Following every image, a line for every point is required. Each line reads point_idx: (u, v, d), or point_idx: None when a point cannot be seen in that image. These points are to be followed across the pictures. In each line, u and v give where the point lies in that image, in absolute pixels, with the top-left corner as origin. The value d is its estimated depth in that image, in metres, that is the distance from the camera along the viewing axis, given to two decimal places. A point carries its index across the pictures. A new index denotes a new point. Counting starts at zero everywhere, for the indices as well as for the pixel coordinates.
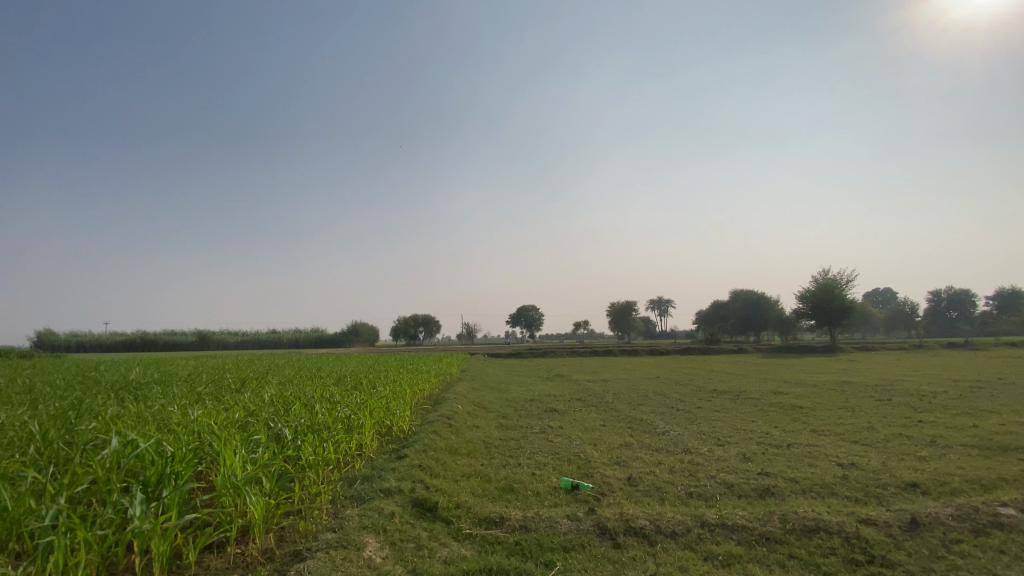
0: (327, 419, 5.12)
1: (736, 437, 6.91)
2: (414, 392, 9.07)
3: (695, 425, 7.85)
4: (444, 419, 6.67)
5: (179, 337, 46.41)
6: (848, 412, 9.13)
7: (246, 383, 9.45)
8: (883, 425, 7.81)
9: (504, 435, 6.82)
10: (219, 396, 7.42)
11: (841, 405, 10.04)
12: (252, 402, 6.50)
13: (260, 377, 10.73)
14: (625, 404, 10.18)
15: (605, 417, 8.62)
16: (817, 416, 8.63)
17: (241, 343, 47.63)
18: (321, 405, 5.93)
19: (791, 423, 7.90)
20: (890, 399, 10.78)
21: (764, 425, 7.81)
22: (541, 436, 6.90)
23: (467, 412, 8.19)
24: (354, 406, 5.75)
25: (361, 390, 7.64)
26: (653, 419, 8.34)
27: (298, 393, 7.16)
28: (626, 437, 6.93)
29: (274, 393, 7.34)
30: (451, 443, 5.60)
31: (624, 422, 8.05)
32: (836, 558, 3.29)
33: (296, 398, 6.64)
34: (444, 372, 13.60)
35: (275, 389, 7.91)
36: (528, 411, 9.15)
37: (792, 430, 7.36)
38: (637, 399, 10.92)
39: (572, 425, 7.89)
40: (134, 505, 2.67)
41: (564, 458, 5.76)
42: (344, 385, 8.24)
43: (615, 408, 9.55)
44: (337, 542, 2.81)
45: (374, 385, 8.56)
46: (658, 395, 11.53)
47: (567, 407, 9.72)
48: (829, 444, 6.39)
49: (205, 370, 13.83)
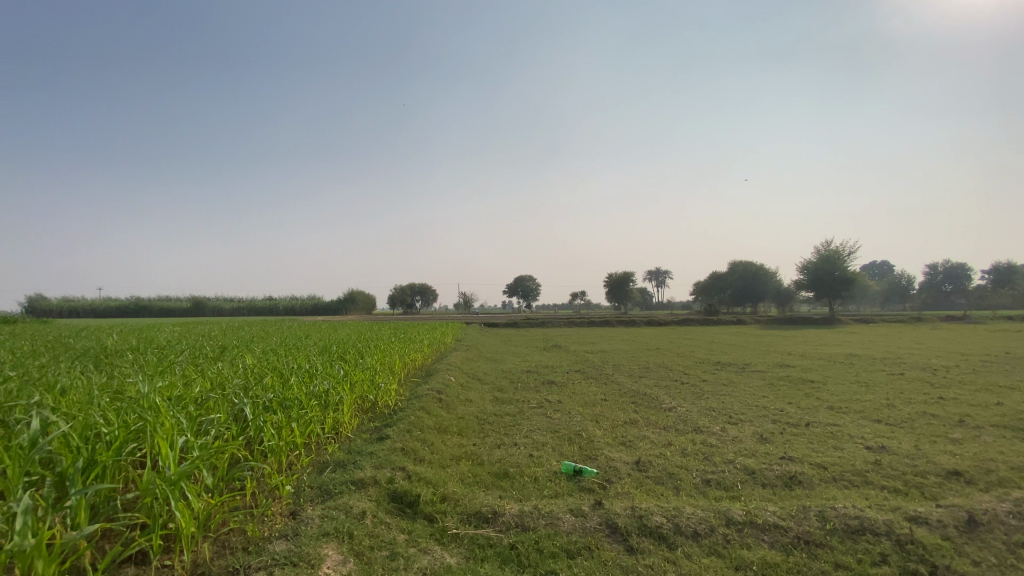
0: (301, 394, 4.57)
1: (750, 414, 6.41)
2: (403, 363, 8.51)
3: (703, 400, 7.36)
4: (434, 392, 6.13)
5: (173, 303, 45.84)
6: (862, 386, 8.67)
7: (225, 351, 8.88)
8: (903, 402, 7.33)
9: (498, 410, 6.29)
10: (192, 367, 6.88)
11: (853, 378, 9.59)
12: (225, 374, 5.95)
13: (242, 346, 10.15)
14: (627, 376, 9.67)
15: (606, 390, 8.13)
16: (831, 391, 8.16)
17: (235, 310, 46.99)
18: (297, 377, 5.38)
19: (805, 399, 7.41)
20: (902, 373, 10.35)
21: (777, 401, 7.33)
22: (538, 411, 6.39)
23: (459, 384, 7.66)
24: (334, 378, 5.20)
25: (346, 361, 7.08)
26: (658, 393, 7.84)
27: (276, 364, 6.58)
28: (631, 413, 6.42)
29: (251, 363, 6.78)
30: (441, 421, 5.06)
31: (627, 397, 7.55)
32: (890, 569, 2.79)
33: (272, 369, 6.09)
34: (437, 342, 13.07)
35: (254, 358, 7.35)
36: (525, 383, 8.64)
37: (808, 406, 6.87)
38: (639, 371, 10.45)
39: (572, 399, 7.39)
40: (18, 510, 2.12)
41: (564, 436, 5.25)
42: (330, 355, 7.67)
43: (616, 381, 9.04)
44: (286, 556, 2.28)
45: (359, 355, 7.98)
46: (660, 367, 11.03)
47: (565, 379, 9.22)
48: (851, 424, 5.90)
49: (187, 337, 13.23)
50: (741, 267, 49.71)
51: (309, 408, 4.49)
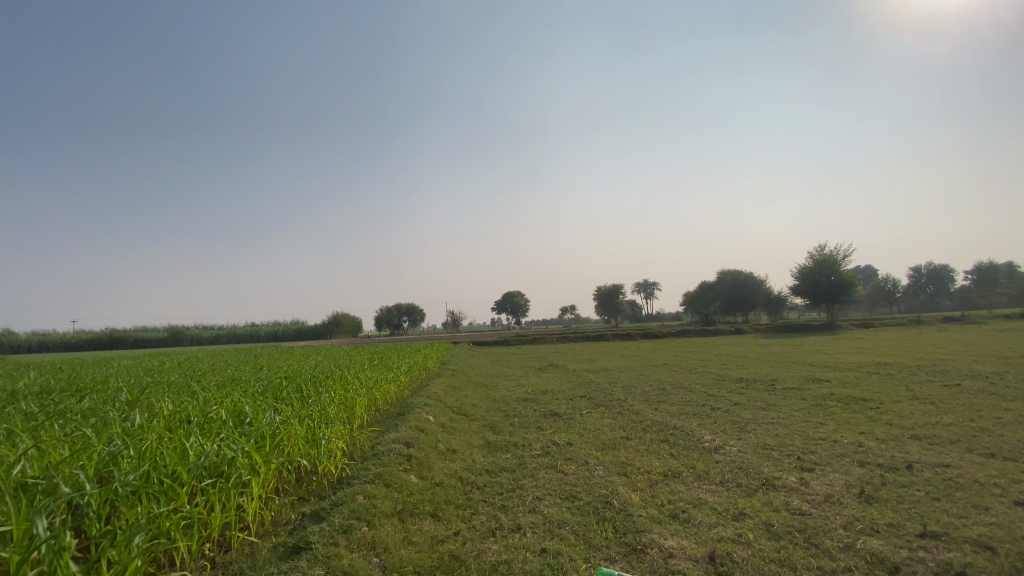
0: (181, 475, 2.96)
1: (822, 455, 4.88)
2: (371, 400, 6.84)
3: (749, 432, 5.84)
4: (402, 444, 4.51)
5: (149, 333, 43.61)
6: (928, 404, 7.18)
7: (154, 394, 7.17)
8: (996, 422, 5.84)
9: (491, 464, 4.69)
10: (83, 419, 5.17)
11: (906, 394, 8.11)
12: (113, 430, 4.29)
13: (182, 384, 8.45)
14: (643, 402, 8.09)
15: (624, 423, 6.57)
16: (895, 412, 6.67)
17: (215, 340, 44.66)
18: (198, 438, 3.74)
19: (874, 427, 5.88)
20: (958, 383, 8.87)
21: (840, 429, 5.82)
22: (544, 463, 4.77)
23: (440, 425, 6.02)
24: (246, 441, 3.59)
25: (289, 406, 5.40)
26: (690, 425, 6.26)
27: (190, 412, 4.89)
28: (668, 460, 4.86)
29: (160, 412, 5.09)
30: (407, 498, 3.44)
31: (652, 432, 5.98)
32: None
33: (178, 423, 4.42)
34: (418, 368, 11.37)
35: (174, 404, 5.68)
36: (522, 418, 7.03)
37: (887, 438, 5.34)
38: (655, 394, 8.92)
39: (584, 438, 5.81)
40: None
41: (587, 508, 3.66)
42: (272, 397, 6.00)
43: (633, 410, 7.45)
44: None
45: (312, 393, 6.29)
46: (676, 388, 9.48)
47: (570, 409, 7.64)
48: (965, 464, 4.35)
49: (127, 373, 11.34)
50: (730, 276, 48.65)
51: (192, 501, 2.89)
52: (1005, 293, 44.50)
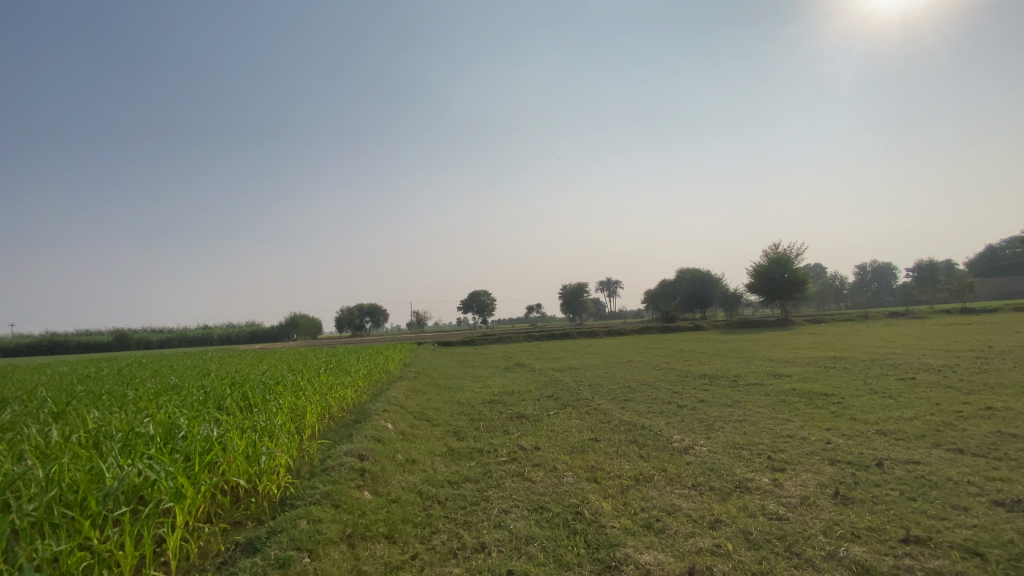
0: (88, 502, 2.52)
1: (792, 454, 4.83)
2: (324, 407, 6.38)
3: (719, 430, 5.76)
4: (355, 457, 4.13)
5: (88, 336, 40.72)
6: (888, 398, 7.34)
7: (79, 404, 6.49)
8: (954, 416, 5.97)
9: (454, 475, 4.36)
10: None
11: (865, 388, 8.29)
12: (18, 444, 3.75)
13: (114, 392, 7.72)
14: (610, 401, 7.93)
15: (593, 423, 6.38)
16: (858, 407, 6.77)
17: (163, 343, 42.25)
18: (116, 455, 3.27)
19: (840, 424, 5.92)
20: (912, 377, 9.16)
21: (808, 426, 5.83)
22: (510, 471, 4.48)
23: (399, 433, 5.64)
24: (172, 462, 3.15)
25: (231, 416, 4.92)
26: (659, 425, 6.12)
27: (113, 424, 4.36)
28: (639, 462, 4.69)
29: (79, 425, 4.52)
30: (358, 519, 3.09)
31: (621, 432, 5.82)
32: None
33: (97, 437, 3.91)
34: (378, 370, 10.87)
35: (98, 415, 5.09)
36: (487, 421, 6.73)
37: (855, 435, 5.36)
38: (622, 392, 8.80)
39: (552, 441, 5.58)
40: None
41: (558, 520, 3.40)
42: (213, 406, 5.48)
43: (601, 410, 7.27)
44: None
45: (258, 402, 5.78)
46: (643, 386, 9.41)
47: (537, 410, 7.40)
48: (934, 461, 4.36)
49: (53, 380, 10.35)
50: (689, 274, 49.84)
51: (102, 532, 2.47)
52: (942, 289, 47.38)
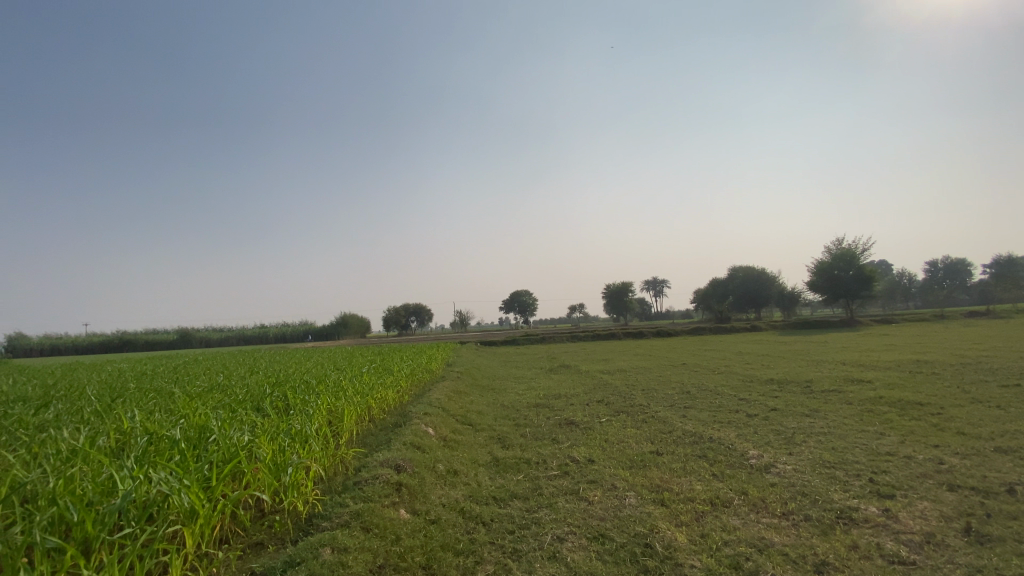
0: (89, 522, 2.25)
1: (899, 477, 4.07)
2: (363, 410, 6.07)
3: (801, 445, 5.02)
4: (392, 468, 3.73)
5: (156, 336, 43.20)
6: (999, 409, 6.30)
7: (124, 403, 6.48)
8: None
9: (499, 491, 3.89)
10: (27, 434, 4.46)
11: (966, 396, 7.22)
12: (48, 448, 3.61)
13: (161, 391, 7.74)
14: (668, 408, 7.25)
15: (652, 434, 5.75)
16: (964, 419, 5.81)
17: (223, 343, 44.37)
18: (135, 466, 3.03)
19: (949, 439, 5.03)
20: (1021, 384, 7.94)
21: (909, 442, 4.99)
22: (563, 489, 3.96)
23: (440, 440, 5.24)
24: (190, 474, 2.87)
25: (266, 419, 4.67)
26: (728, 437, 5.42)
27: (147, 427, 4.19)
28: (713, 482, 4.07)
29: (112, 428, 4.36)
30: (390, 547, 2.67)
31: (686, 445, 5.18)
32: None
33: (127, 443, 3.72)
34: (421, 371, 10.58)
35: (138, 415, 4.98)
36: (534, 428, 6.23)
37: (971, 454, 4.51)
38: (680, 398, 8.08)
39: (609, 453, 5.00)
40: None
41: (623, 554, 2.87)
42: (250, 408, 5.28)
43: (659, 418, 6.61)
44: None
45: (295, 405, 5.51)
46: (703, 391, 8.64)
47: (589, 417, 6.82)
48: None
49: (112, 378, 10.64)
50: (740, 271, 47.60)
51: (102, 558, 2.18)
52: None
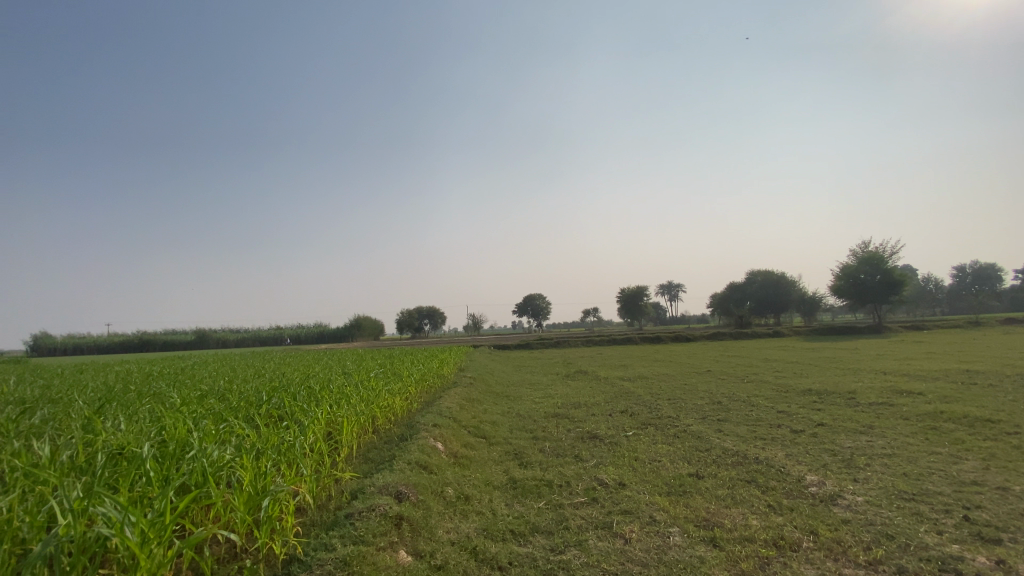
0: None
1: (998, 514, 3.37)
2: (367, 419, 5.53)
3: (866, 470, 4.32)
4: (392, 497, 3.16)
5: (174, 336, 43.50)
6: None
7: (114, 408, 6.03)
8: None
9: (517, 522, 3.31)
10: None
11: None
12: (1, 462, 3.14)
13: (158, 395, 7.31)
14: (701, 422, 6.58)
15: (689, 452, 5.10)
16: None
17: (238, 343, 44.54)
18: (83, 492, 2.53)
19: None
20: None
21: (994, 469, 4.26)
22: (593, 521, 3.36)
23: (450, 457, 4.67)
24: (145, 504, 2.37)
25: (255, 432, 4.15)
26: (777, 458, 4.75)
27: (120, 439, 3.70)
28: (771, 516, 3.42)
29: (84, 439, 3.89)
30: None
31: (729, 467, 4.54)
32: None
33: (91, 461, 3.24)
34: (432, 377, 10.02)
35: (119, 422, 4.52)
36: (555, 443, 5.63)
37: None
38: (712, 410, 7.40)
39: (641, 475, 4.37)
40: None
41: None
42: (244, 417, 4.78)
43: (693, 432, 5.95)
44: None
45: (291, 414, 4.98)
46: (736, 402, 7.95)
47: (615, 430, 6.19)
48: None
49: (115, 380, 10.27)
50: (760, 275, 46.48)
51: None
52: None
